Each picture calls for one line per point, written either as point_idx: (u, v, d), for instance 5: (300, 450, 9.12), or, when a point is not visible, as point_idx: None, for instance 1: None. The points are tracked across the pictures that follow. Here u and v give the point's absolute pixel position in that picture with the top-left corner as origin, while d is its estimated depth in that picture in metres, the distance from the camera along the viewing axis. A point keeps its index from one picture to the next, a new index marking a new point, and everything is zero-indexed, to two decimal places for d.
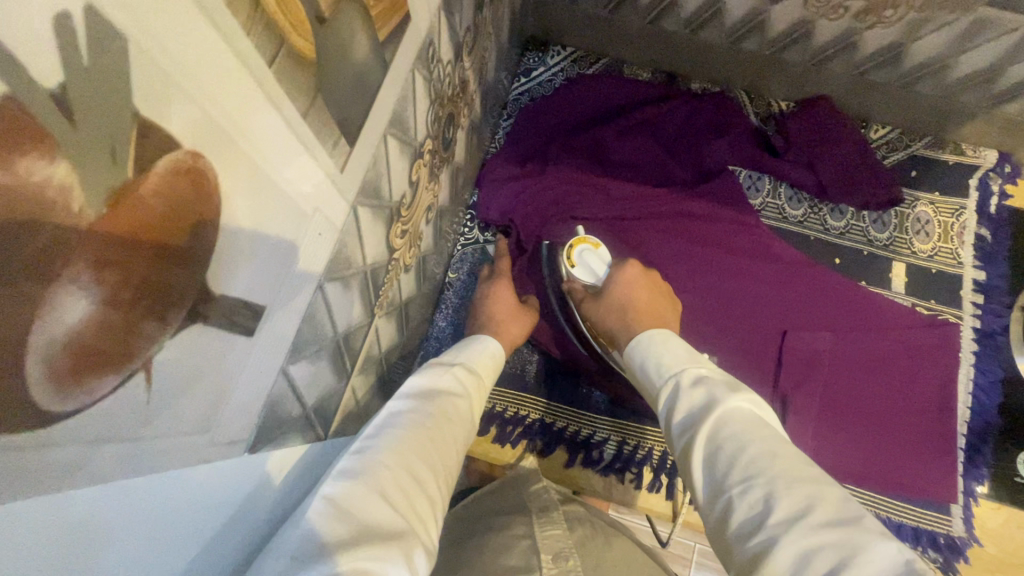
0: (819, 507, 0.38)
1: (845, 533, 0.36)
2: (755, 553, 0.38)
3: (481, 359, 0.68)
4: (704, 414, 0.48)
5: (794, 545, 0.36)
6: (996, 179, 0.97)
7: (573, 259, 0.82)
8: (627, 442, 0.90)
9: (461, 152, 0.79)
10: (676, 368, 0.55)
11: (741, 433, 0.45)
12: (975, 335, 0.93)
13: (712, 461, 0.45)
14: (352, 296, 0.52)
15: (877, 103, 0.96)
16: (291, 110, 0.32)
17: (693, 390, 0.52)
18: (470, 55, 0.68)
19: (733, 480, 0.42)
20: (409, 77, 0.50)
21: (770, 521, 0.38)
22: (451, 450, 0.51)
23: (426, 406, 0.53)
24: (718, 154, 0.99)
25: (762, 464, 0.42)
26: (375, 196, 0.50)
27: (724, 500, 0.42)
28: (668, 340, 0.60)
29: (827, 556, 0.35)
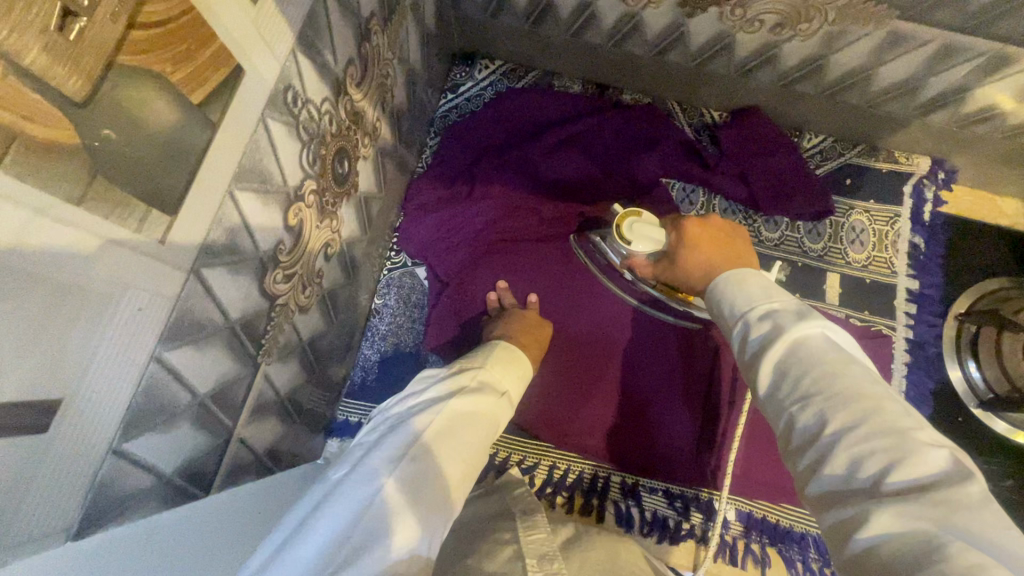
0: (874, 418, 0.37)
1: (899, 439, 0.36)
2: (807, 462, 0.39)
3: (519, 381, 0.67)
4: (772, 343, 0.45)
5: (845, 451, 0.37)
6: (929, 186, 0.96)
7: (626, 237, 0.75)
8: (556, 466, 0.89)
9: (368, 182, 0.77)
10: (744, 305, 0.50)
11: (810, 357, 0.42)
12: (908, 346, 0.92)
13: (777, 385, 0.43)
14: (214, 354, 0.50)
15: (807, 113, 0.94)
16: (55, 202, 0.30)
17: (760, 326, 0.47)
18: (360, 87, 0.66)
19: (791, 397, 0.42)
20: (258, 128, 0.47)
21: (826, 433, 0.38)
22: (469, 478, 0.52)
23: (461, 429, 0.53)
24: (650, 168, 0.97)
25: (822, 384, 0.41)
26: (231, 252, 0.48)
27: (784, 415, 0.42)
28: (743, 282, 0.53)
29: (879, 460, 0.35)
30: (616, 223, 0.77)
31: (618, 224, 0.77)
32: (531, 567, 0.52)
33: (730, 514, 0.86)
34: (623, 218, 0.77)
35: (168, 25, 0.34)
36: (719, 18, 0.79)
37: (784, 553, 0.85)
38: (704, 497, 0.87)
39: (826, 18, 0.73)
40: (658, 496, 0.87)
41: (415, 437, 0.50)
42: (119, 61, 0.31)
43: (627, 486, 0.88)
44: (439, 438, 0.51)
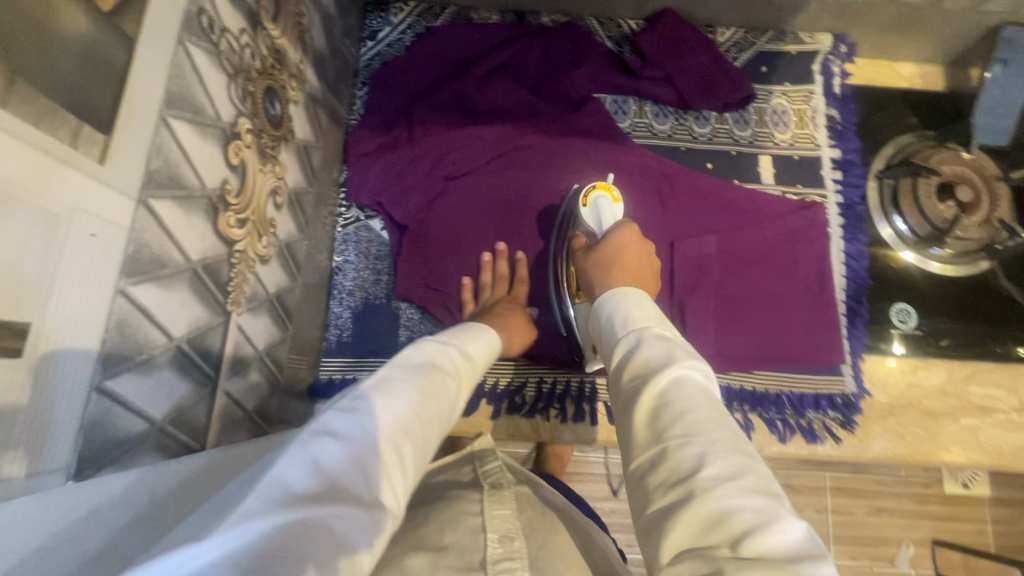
0: (748, 475, 0.40)
1: (767, 502, 0.38)
2: (668, 502, 0.40)
3: (474, 345, 0.66)
4: (660, 368, 0.48)
5: (716, 500, 0.38)
6: (834, 61, 1.03)
7: (586, 200, 0.84)
8: (545, 380, 0.92)
9: (304, 130, 0.75)
10: (641, 326, 0.54)
11: (693, 398, 0.46)
12: (840, 208, 1.00)
13: (660, 414, 0.45)
14: (182, 296, 0.49)
15: (716, 7, 0.98)
16: None
17: (651, 346, 0.51)
18: (276, 22, 0.63)
19: (672, 433, 0.43)
20: (177, 51, 0.45)
21: (702, 476, 0.40)
22: (433, 426, 0.49)
23: (424, 379, 0.51)
24: (580, 85, 0.99)
25: (702, 427, 0.43)
26: (178, 185, 0.47)
27: (659, 448, 0.43)
28: (642, 303, 0.58)
29: (745, 517, 0.37)
30: (594, 184, 0.85)
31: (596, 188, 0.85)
32: (492, 545, 0.52)
33: None
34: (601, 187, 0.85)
35: None
36: None
37: (764, 416, 0.92)
38: None
39: None
40: None
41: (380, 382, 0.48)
42: None
43: None
44: (402, 386, 0.49)
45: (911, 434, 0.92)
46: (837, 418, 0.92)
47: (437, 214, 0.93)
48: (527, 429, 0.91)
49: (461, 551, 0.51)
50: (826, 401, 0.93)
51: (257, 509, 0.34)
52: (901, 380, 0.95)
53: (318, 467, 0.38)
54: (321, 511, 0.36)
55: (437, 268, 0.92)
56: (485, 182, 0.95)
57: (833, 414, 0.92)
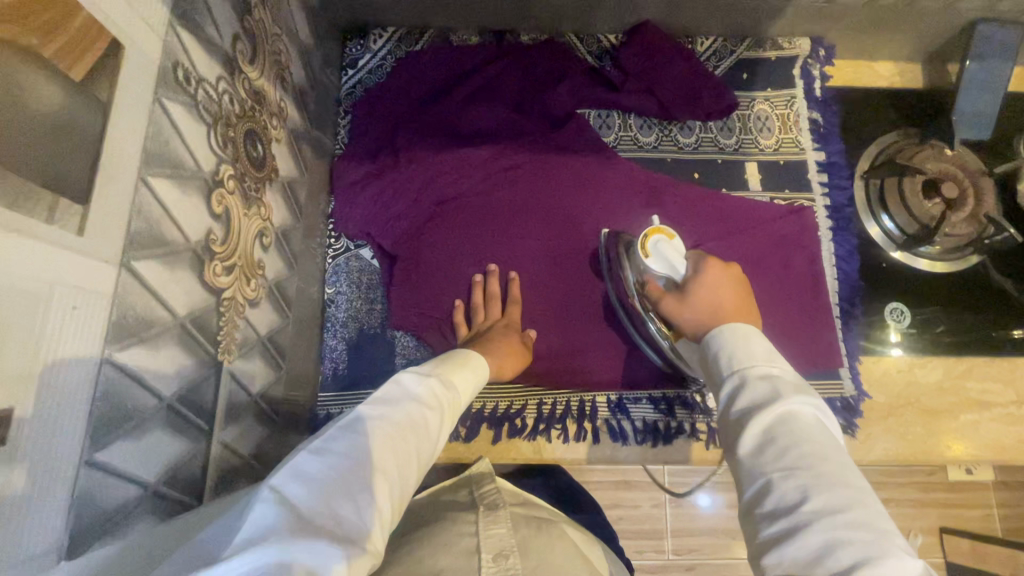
0: (852, 509, 0.44)
1: (873, 534, 0.42)
2: (772, 531, 0.45)
3: (461, 374, 0.66)
4: (764, 408, 0.51)
5: (822, 532, 0.42)
6: (814, 64, 1.04)
7: (647, 251, 0.79)
8: (544, 402, 0.91)
9: (288, 167, 0.74)
10: (746, 363, 0.57)
11: (799, 433, 0.49)
12: (828, 211, 1.00)
13: (764, 450, 0.49)
14: (171, 354, 0.48)
15: (693, 18, 0.99)
16: None
17: (760, 385, 0.53)
18: (254, 64, 0.63)
19: (776, 465, 0.48)
20: (154, 109, 0.45)
21: (805, 509, 0.44)
22: (408, 458, 0.50)
23: (393, 413, 0.53)
24: (564, 102, 0.99)
25: (808, 463, 0.47)
26: (161, 243, 0.46)
27: (764, 479, 0.48)
28: (749, 340, 0.59)
29: (853, 551, 0.41)
30: (644, 232, 0.80)
31: (647, 235, 0.80)
32: (486, 565, 0.55)
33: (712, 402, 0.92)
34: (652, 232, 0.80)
35: None
36: None
37: None
38: (686, 392, 0.92)
39: None
40: (643, 404, 0.92)
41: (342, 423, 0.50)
42: None
43: (614, 403, 0.91)
44: (365, 423, 0.50)
45: (911, 433, 0.92)
46: (838, 422, 0.92)
47: (428, 239, 0.92)
48: (528, 451, 0.90)
49: (456, 572, 0.54)
50: (827, 406, 0.92)
51: (227, 555, 0.37)
52: (899, 379, 0.95)
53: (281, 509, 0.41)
54: (283, 546, 0.38)
55: (430, 294, 0.91)
56: (474, 203, 0.94)
57: (833, 418, 0.92)
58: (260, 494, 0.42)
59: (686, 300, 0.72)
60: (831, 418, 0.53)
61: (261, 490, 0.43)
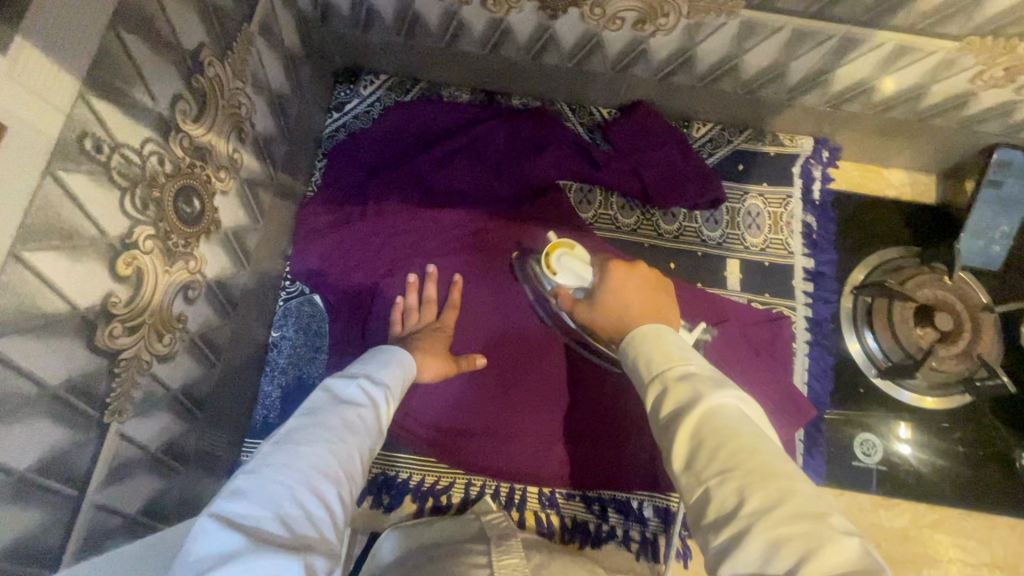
0: (789, 500, 0.40)
1: (811, 525, 0.38)
2: (727, 535, 0.40)
3: (390, 371, 0.68)
4: (689, 411, 0.48)
5: (765, 532, 0.38)
6: (815, 165, 0.98)
7: (552, 268, 0.77)
8: (473, 483, 0.88)
9: (234, 216, 0.74)
10: (661, 368, 0.54)
11: (726, 431, 0.45)
12: (808, 324, 0.93)
13: (694, 455, 0.46)
14: (29, 427, 0.47)
15: (690, 104, 0.95)
16: None
17: (679, 385, 0.51)
18: (197, 120, 0.62)
19: (710, 472, 0.44)
20: (43, 183, 0.44)
21: (744, 511, 0.40)
22: (352, 459, 0.52)
23: (326, 420, 0.54)
24: (544, 172, 0.96)
25: (738, 460, 0.43)
26: (30, 318, 0.45)
27: (701, 489, 0.44)
28: (658, 339, 0.58)
29: (795, 544, 0.37)
30: (546, 249, 0.77)
31: (546, 253, 0.78)
32: None
33: (648, 510, 0.86)
34: (555, 248, 0.78)
35: None
36: (582, 19, 0.78)
37: None
38: (622, 497, 0.87)
39: (679, 12, 0.73)
40: (576, 501, 0.87)
41: (278, 438, 0.51)
42: None
43: (545, 496, 0.87)
44: (302, 432, 0.51)
45: None
46: None
47: (381, 295, 0.89)
48: None
49: None
50: None
51: None
52: (858, 518, 0.88)
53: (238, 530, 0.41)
54: (248, 566, 0.39)
55: None
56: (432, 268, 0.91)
57: None
58: (201, 522, 0.42)
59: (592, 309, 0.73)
60: (756, 407, 0.50)
61: (203, 518, 0.42)
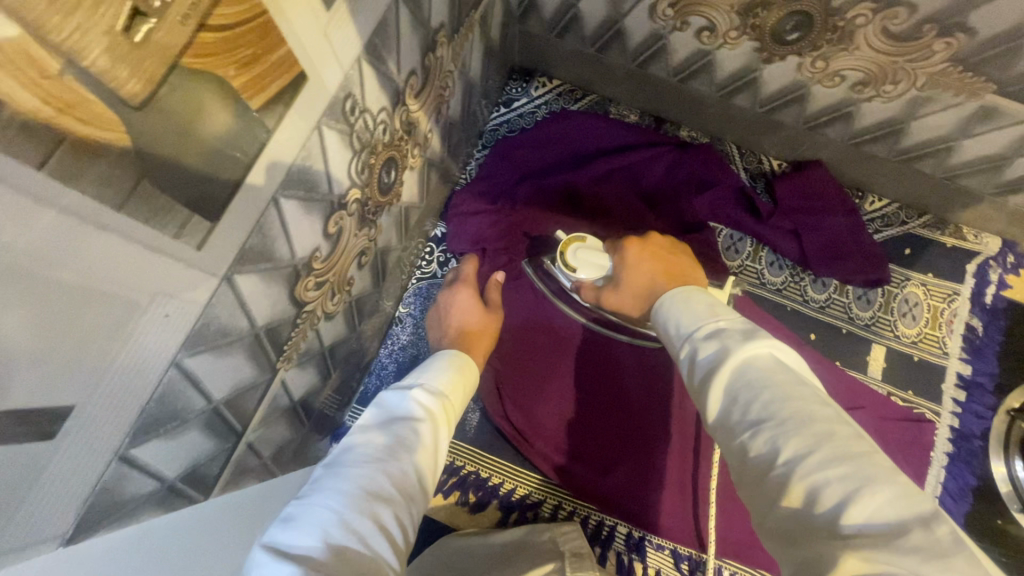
0: (827, 443, 0.36)
1: (854, 466, 0.35)
2: (766, 485, 0.37)
3: (444, 383, 0.65)
4: (716, 368, 0.45)
5: (802, 482, 0.35)
6: (995, 268, 0.90)
7: (570, 264, 0.76)
8: (561, 506, 0.86)
9: (411, 192, 0.75)
10: (692, 327, 0.51)
11: (759, 378, 0.42)
12: (951, 435, 0.86)
13: (728, 410, 0.43)
14: (233, 361, 0.48)
15: (873, 176, 0.89)
16: (107, 212, 0.29)
17: (709, 344, 0.48)
18: (418, 97, 0.63)
19: (746, 424, 0.41)
20: (312, 135, 0.45)
21: (781, 461, 0.37)
22: (406, 478, 0.49)
23: (375, 443, 0.51)
24: (700, 211, 0.92)
25: (775, 409, 0.40)
26: (265, 259, 0.46)
27: (737, 442, 0.41)
28: (689, 299, 0.55)
29: (834, 491, 0.34)
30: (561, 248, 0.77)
31: (562, 252, 0.77)
32: None
33: None
34: (567, 245, 0.77)
35: (238, 30, 0.32)
36: (797, 68, 0.75)
37: None
38: (713, 562, 0.82)
39: (915, 81, 0.69)
40: (664, 553, 0.83)
41: (330, 465, 0.49)
42: (183, 62, 0.29)
43: (633, 540, 0.84)
44: (352, 457, 0.49)
45: None
46: None
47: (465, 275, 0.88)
48: None
49: None
50: None
51: None
52: None
53: (285, 552, 0.38)
54: None
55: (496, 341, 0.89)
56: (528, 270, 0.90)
57: None
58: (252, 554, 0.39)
59: (619, 289, 0.69)
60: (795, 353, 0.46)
61: (255, 548, 0.40)
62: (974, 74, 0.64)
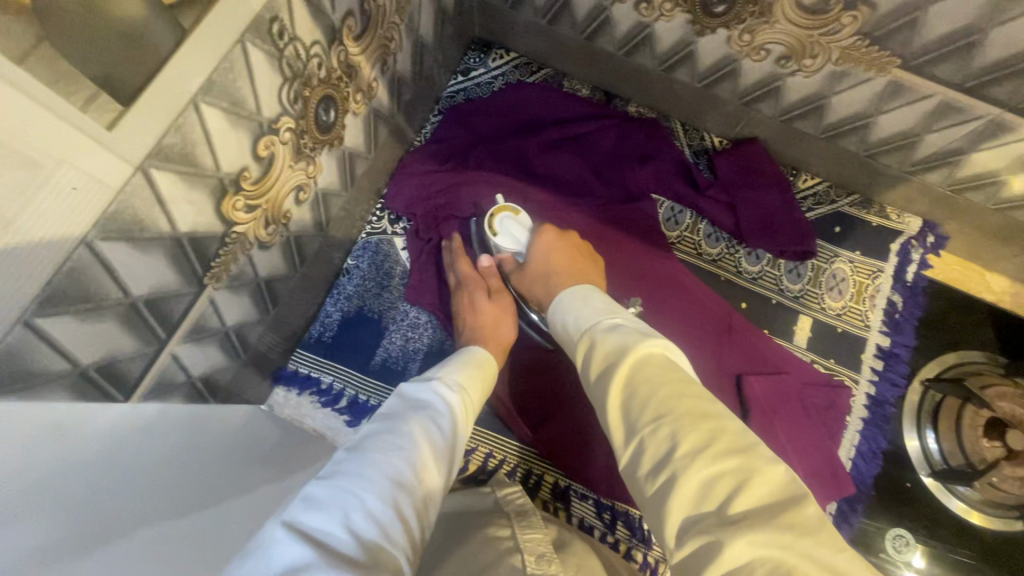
0: (718, 438, 0.39)
1: (741, 459, 0.38)
2: (662, 481, 0.39)
3: (466, 379, 0.64)
4: (617, 364, 0.47)
5: (695, 478, 0.37)
6: (916, 247, 0.95)
7: (495, 228, 0.82)
8: (491, 455, 0.89)
9: (356, 138, 0.78)
10: (591, 322, 0.54)
11: (652, 376, 0.45)
12: (867, 401, 0.91)
13: (626, 407, 0.44)
14: (152, 261, 0.51)
15: (805, 154, 0.94)
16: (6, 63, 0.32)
17: (607, 337, 0.50)
18: (357, 40, 0.67)
19: (643, 420, 0.42)
20: (235, 47, 0.48)
21: (677, 455, 0.39)
22: (424, 475, 0.49)
23: (398, 431, 0.51)
24: (642, 181, 0.96)
25: (669, 406, 0.42)
26: (186, 162, 0.49)
27: (636, 440, 0.42)
28: (583, 298, 0.58)
29: (724, 483, 0.36)
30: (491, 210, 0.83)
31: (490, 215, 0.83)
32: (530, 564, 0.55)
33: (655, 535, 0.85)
34: (499, 210, 0.83)
35: None
36: (727, 41, 0.79)
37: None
38: (634, 513, 0.86)
39: (830, 56, 0.74)
40: (587, 503, 0.87)
41: (353, 449, 0.48)
42: None
43: (559, 489, 0.88)
44: (378, 444, 0.49)
45: None
46: None
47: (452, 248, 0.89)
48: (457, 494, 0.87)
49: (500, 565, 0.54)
50: None
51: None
52: None
53: (305, 532, 0.38)
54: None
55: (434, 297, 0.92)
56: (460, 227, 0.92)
57: None
58: (273, 521, 0.39)
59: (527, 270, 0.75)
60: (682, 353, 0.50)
61: (277, 517, 0.39)
62: (879, 48, 0.69)
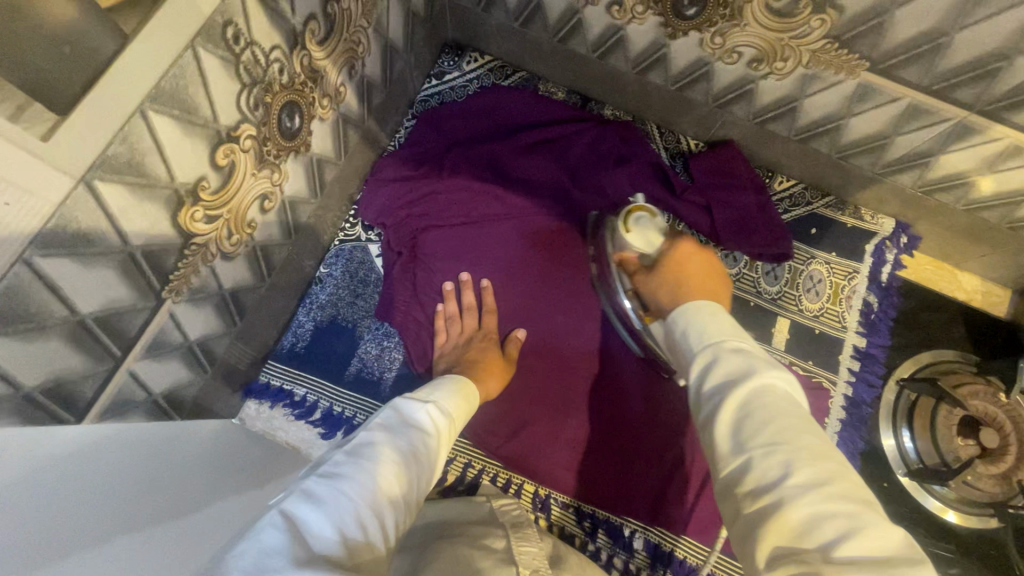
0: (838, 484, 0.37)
1: (859, 508, 0.35)
2: (758, 509, 0.37)
3: (454, 402, 0.62)
4: (738, 383, 0.43)
5: (805, 511, 0.35)
6: (890, 248, 0.96)
7: (629, 225, 0.74)
8: (470, 465, 0.88)
9: (324, 144, 0.76)
10: (716, 339, 0.48)
11: (778, 407, 0.41)
12: (845, 402, 0.91)
13: (739, 426, 0.41)
14: (102, 276, 0.49)
15: (780, 156, 0.94)
16: None
17: (734, 357, 0.46)
18: (321, 44, 0.65)
19: (756, 443, 0.40)
20: (185, 53, 0.46)
21: (789, 484, 0.37)
22: (408, 492, 0.47)
23: (396, 441, 0.49)
24: (619, 184, 0.95)
25: (790, 437, 0.39)
26: (136, 173, 0.47)
27: (743, 459, 0.40)
28: (717, 315, 0.51)
29: (837, 525, 0.34)
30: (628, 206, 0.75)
31: (628, 212, 0.75)
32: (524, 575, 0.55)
33: (637, 541, 0.83)
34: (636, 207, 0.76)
35: None
36: (699, 44, 0.79)
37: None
38: (616, 520, 0.84)
39: (801, 59, 0.74)
40: (568, 510, 0.85)
41: (350, 452, 0.47)
42: None
43: (538, 499, 0.86)
44: (374, 449, 0.48)
45: None
46: None
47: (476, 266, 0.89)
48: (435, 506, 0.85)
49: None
50: None
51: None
52: None
53: (296, 532, 0.37)
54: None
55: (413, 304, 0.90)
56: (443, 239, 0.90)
57: None
58: (270, 514, 0.39)
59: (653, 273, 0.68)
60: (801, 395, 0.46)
61: (274, 511, 0.39)
62: (848, 51, 0.69)
